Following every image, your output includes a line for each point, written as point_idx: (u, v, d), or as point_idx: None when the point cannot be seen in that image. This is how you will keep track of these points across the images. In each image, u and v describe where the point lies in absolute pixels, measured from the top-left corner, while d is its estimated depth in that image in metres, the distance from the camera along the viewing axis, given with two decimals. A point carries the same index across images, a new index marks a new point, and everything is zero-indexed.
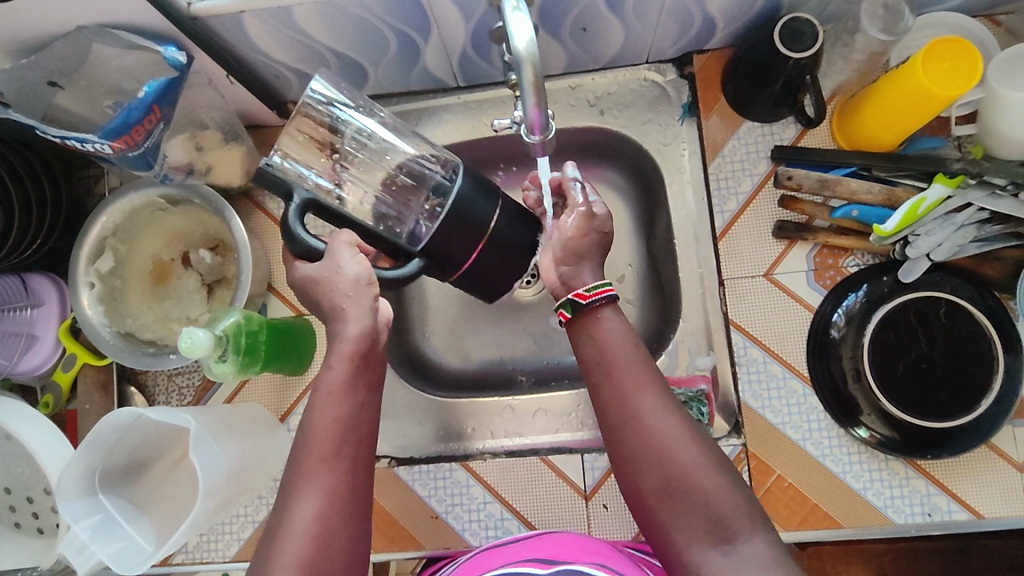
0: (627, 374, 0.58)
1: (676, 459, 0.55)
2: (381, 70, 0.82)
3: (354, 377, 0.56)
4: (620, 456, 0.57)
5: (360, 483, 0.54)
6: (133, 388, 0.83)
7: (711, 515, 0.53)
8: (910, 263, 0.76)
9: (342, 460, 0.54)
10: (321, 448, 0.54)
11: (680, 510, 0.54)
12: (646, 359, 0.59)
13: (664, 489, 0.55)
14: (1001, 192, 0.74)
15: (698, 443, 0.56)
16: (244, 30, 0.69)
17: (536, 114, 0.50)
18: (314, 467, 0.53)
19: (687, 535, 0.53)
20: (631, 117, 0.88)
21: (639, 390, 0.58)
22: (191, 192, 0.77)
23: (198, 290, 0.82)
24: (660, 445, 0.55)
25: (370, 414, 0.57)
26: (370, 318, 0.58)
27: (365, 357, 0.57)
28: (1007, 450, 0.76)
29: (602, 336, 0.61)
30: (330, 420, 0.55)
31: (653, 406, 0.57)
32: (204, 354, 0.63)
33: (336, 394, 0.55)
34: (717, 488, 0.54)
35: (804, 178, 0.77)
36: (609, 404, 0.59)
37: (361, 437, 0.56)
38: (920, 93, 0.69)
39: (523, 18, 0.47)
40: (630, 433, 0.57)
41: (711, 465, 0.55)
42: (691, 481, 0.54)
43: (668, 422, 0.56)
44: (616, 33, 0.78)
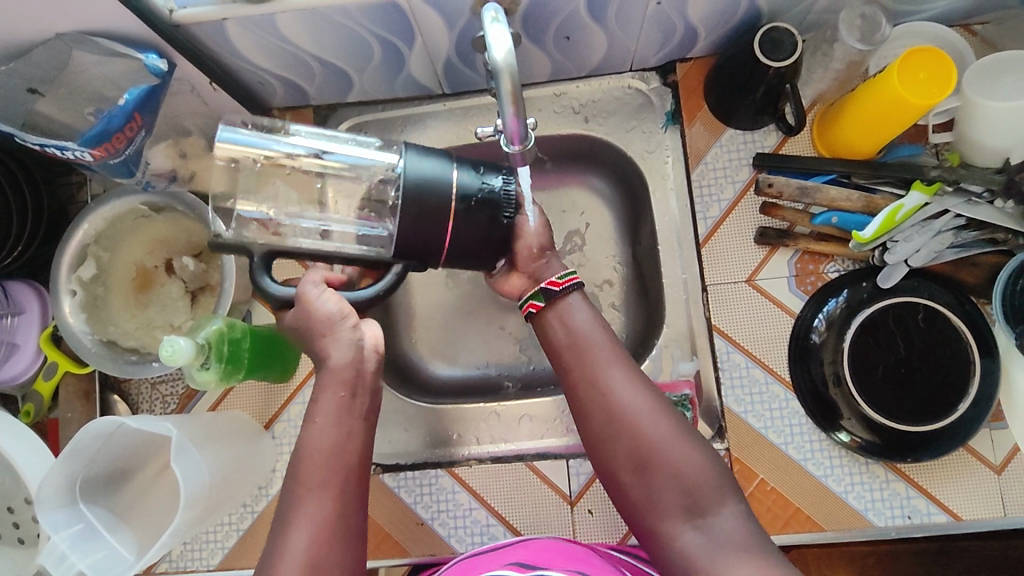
0: (598, 353, 0.63)
1: (646, 431, 0.59)
2: (366, 78, 0.83)
3: (344, 407, 0.59)
4: (594, 433, 0.61)
5: (348, 509, 0.57)
6: (116, 397, 0.82)
7: (683, 487, 0.57)
8: (889, 269, 0.77)
9: (329, 489, 0.57)
10: (311, 474, 0.57)
11: (652, 483, 0.58)
12: (614, 341, 0.64)
13: (636, 460, 0.59)
14: (977, 198, 0.75)
15: (666, 416, 0.60)
16: (227, 36, 0.69)
17: (515, 125, 0.50)
18: (306, 498, 0.56)
19: (660, 508, 0.57)
20: (615, 125, 0.88)
21: (609, 367, 0.62)
22: (173, 200, 0.76)
23: (181, 297, 0.81)
24: (631, 417, 0.60)
25: (359, 444, 0.59)
26: (353, 349, 0.61)
27: (350, 386, 0.60)
28: (985, 454, 0.77)
29: (570, 319, 0.65)
30: (319, 449, 0.58)
31: (623, 381, 0.61)
32: (186, 362, 0.63)
33: (325, 422, 0.59)
34: (686, 458, 0.58)
35: (784, 185, 0.78)
36: (581, 384, 0.63)
37: (351, 467, 0.58)
38: (898, 102, 0.70)
39: (501, 29, 0.47)
40: (602, 406, 0.61)
41: (679, 436, 0.59)
42: (662, 453, 0.58)
43: (637, 395, 0.61)
44: (600, 41, 0.79)
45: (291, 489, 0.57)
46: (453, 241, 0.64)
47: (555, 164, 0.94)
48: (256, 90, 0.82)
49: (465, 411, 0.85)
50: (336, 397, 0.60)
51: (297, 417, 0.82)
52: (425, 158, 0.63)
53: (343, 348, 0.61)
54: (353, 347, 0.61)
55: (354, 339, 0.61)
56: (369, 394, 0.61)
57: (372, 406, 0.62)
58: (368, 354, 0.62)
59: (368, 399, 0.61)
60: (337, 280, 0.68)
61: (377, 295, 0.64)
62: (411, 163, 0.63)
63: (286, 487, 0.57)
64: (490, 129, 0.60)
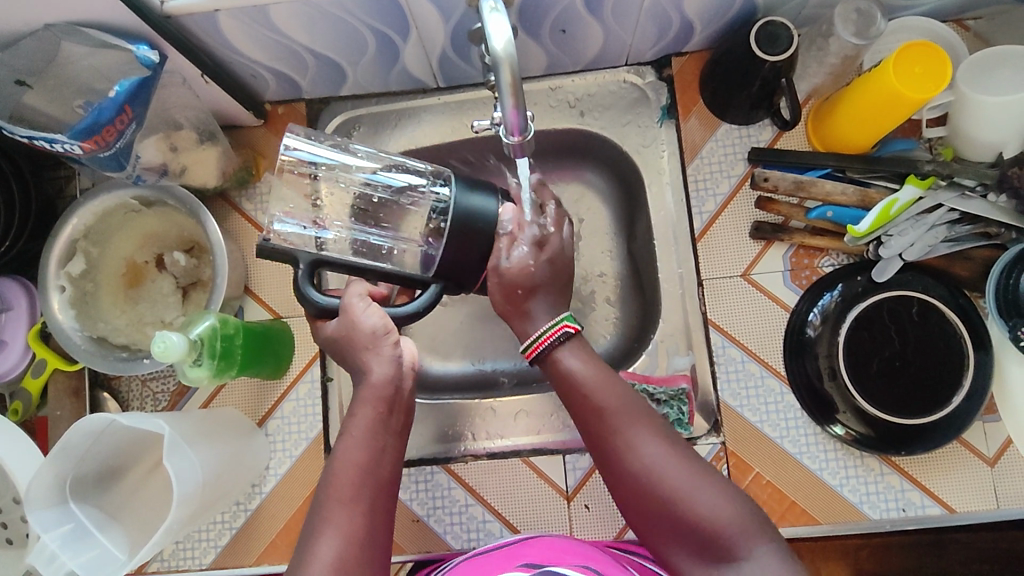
0: (609, 410, 0.59)
1: (667, 485, 0.55)
2: (360, 71, 0.82)
3: (379, 423, 0.57)
4: (617, 493, 0.59)
5: (380, 526, 0.54)
6: (106, 394, 0.80)
7: (708, 539, 0.54)
8: (883, 262, 0.77)
9: (361, 504, 0.54)
10: (341, 486, 0.54)
11: (678, 537, 0.55)
12: (620, 389, 0.60)
13: (659, 518, 0.56)
14: (971, 192, 0.76)
15: (685, 466, 0.56)
16: (219, 28, 0.68)
17: (514, 118, 0.49)
18: (338, 512, 0.53)
19: (690, 560, 0.54)
20: (611, 119, 0.88)
21: (619, 422, 0.59)
22: (165, 193, 0.75)
23: (173, 294, 0.80)
24: (648, 474, 0.56)
25: (390, 461, 0.57)
26: (393, 365, 0.60)
27: (385, 402, 0.58)
28: (978, 446, 0.77)
29: (575, 379, 0.61)
30: (354, 463, 0.55)
31: (635, 434, 0.58)
32: (178, 358, 0.61)
33: (361, 434, 0.57)
34: (710, 509, 0.54)
35: (780, 180, 0.78)
36: (595, 444, 0.60)
37: (381, 481, 0.56)
38: (892, 95, 0.70)
39: (501, 19, 0.46)
40: (619, 468, 0.58)
41: (700, 485, 0.55)
42: (686, 507, 0.54)
43: (655, 449, 0.57)
44: (596, 35, 0.79)
45: (322, 500, 0.54)
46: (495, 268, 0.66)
47: (550, 158, 0.94)
48: (249, 83, 0.81)
49: (462, 407, 0.84)
50: (371, 413, 0.58)
51: (290, 414, 0.81)
52: (472, 192, 0.64)
53: (385, 365, 0.59)
54: (394, 364, 0.60)
55: (395, 356, 0.60)
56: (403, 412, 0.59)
57: (405, 424, 0.60)
58: (406, 371, 0.61)
59: (402, 417, 0.60)
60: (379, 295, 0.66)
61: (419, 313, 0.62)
62: (459, 196, 0.64)
63: (316, 497, 0.55)
64: (487, 122, 0.60)
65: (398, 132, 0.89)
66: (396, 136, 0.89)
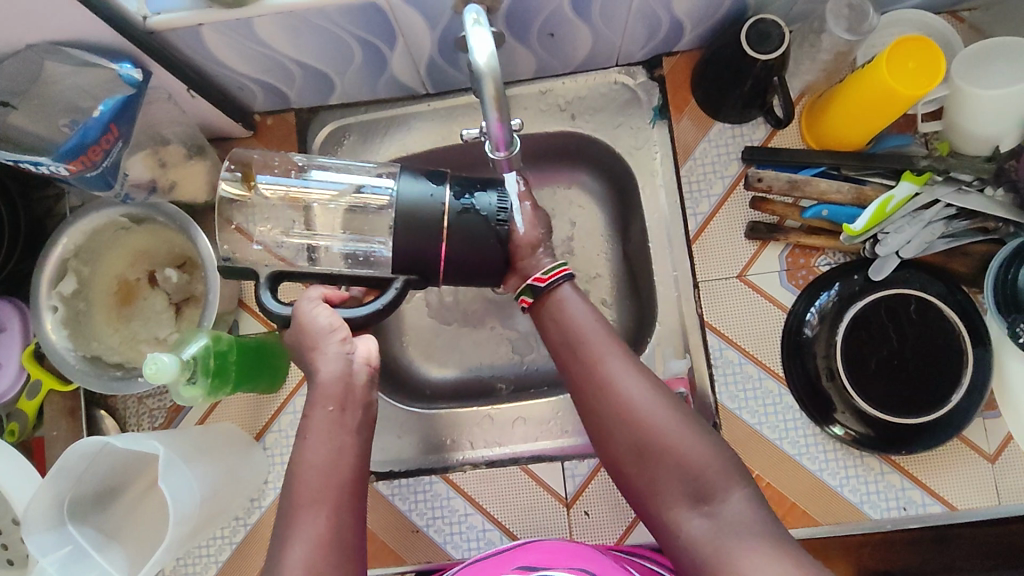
0: (598, 346, 0.61)
1: (650, 424, 0.58)
2: (347, 79, 0.81)
3: (335, 421, 0.56)
4: (596, 427, 0.60)
5: (348, 531, 0.53)
6: (102, 412, 0.80)
7: (687, 477, 0.56)
8: (880, 261, 0.77)
9: (323, 504, 0.53)
10: (302, 491, 0.53)
11: (656, 474, 0.57)
12: (609, 331, 0.63)
13: (641, 451, 0.58)
14: (968, 187, 0.76)
15: (669, 406, 0.59)
16: (203, 41, 0.67)
17: (500, 131, 0.48)
18: (302, 514, 0.52)
19: (667, 496, 0.57)
20: (603, 122, 0.87)
21: (608, 359, 0.61)
22: (153, 210, 0.75)
23: (166, 310, 0.80)
24: (633, 409, 0.59)
25: (351, 461, 0.55)
26: (343, 362, 0.57)
27: (338, 399, 0.56)
28: (978, 442, 0.77)
29: (569, 315, 0.63)
30: (310, 464, 0.54)
31: (623, 372, 0.60)
32: (171, 379, 0.61)
33: (319, 436, 0.55)
34: (691, 449, 0.57)
35: (774, 180, 0.78)
36: (579, 379, 0.61)
37: (345, 482, 0.55)
38: (884, 92, 0.69)
39: (483, 31, 0.45)
40: (605, 400, 0.59)
41: (683, 427, 0.58)
42: (668, 446, 0.57)
43: (641, 388, 0.59)
44: (584, 37, 0.78)
45: (287, 510, 0.53)
46: (450, 254, 0.64)
47: (543, 161, 0.93)
48: (236, 95, 0.81)
49: (459, 415, 0.84)
50: (323, 411, 0.56)
51: (288, 427, 0.81)
52: (416, 181, 0.65)
53: (333, 362, 0.57)
54: (344, 361, 0.58)
55: (346, 352, 0.58)
56: (357, 408, 0.57)
57: (365, 421, 0.58)
58: (358, 368, 0.58)
59: (359, 413, 0.57)
60: (335, 296, 0.67)
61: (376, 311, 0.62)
62: (404, 187, 0.65)
63: (280, 514, 0.54)
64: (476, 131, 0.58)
65: (389, 140, 0.88)
66: (386, 144, 0.88)
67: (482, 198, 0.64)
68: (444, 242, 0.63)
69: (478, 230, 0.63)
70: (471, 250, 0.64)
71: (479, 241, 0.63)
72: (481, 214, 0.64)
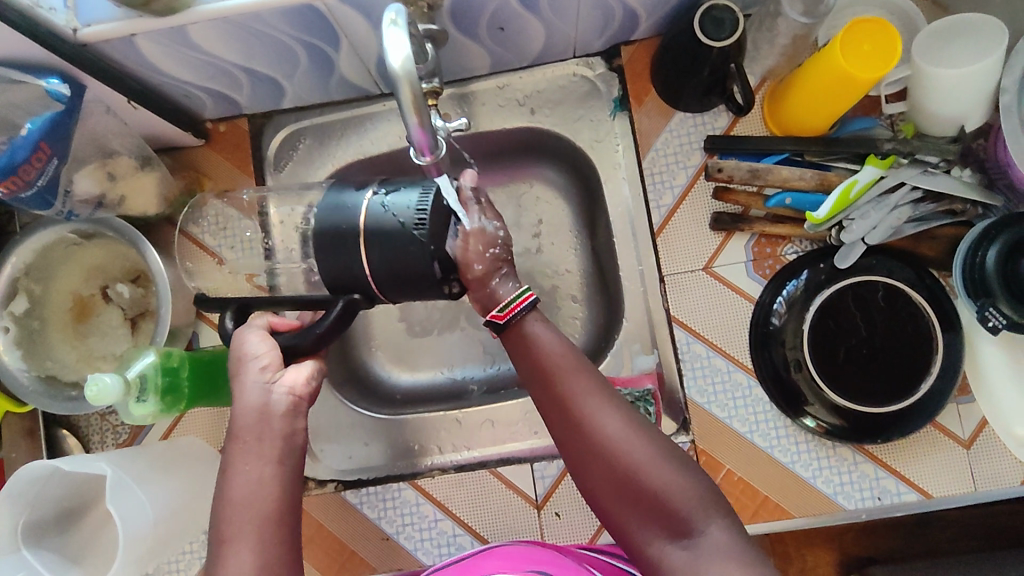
0: (569, 378, 0.59)
1: (627, 458, 0.55)
2: (296, 82, 0.79)
3: (251, 453, 0.55)
4: (574, 463, 0.58)
5: (275, 563, 0.51)
6: (65, 431, 0.79)
7: (665, 511, 0.54)
8: (846, 248, 0.75)
9: (247, 537, 0.52)
10: (225, 526, 0.52)
11: (634, 509, 0.55)
12: (581, 361, 0.60)
13: (617, 487, 0.55)
14: (934, 168, 0.74)
15: (645, 438, 0.56)
16: (139, 52, 0.65)
17: (422, 137, 0.47)
18: (226, 552, 0.51)
19: (647, 531, 0.54)
20: (563, 115, 0.85)
21: (582, 392, 0.58)
22: (101, 225, 0.74)
23: (122, 325, 0.79)
24: (610, 444, 0.56)
25: (273, 492, 0.54)
26: (262, 393, 0.57)
27: (256, 431, 0.56)
28: (952, 428, 0.76)
29: (539, 347, 0.61)
30: (232, 500, 0.54)
31: (597, 405, 0.58)
32: (114, 400, 0.61)
33: (241, 470, 0.54)
34: (669, 482, 0.54)
35: (735, 169, 0.76)
36: (554, 414, 0.59)
37: (268, 512, 0.53)
38: (841, 76, 0.67)
39: (399, 33, 0.43)
40: (578, 435, 0.57)
41: (660, 459, 0.55)
42: (647, 481, 0.54)
43: (615, 421, 0.57)
44: (536, 30, 0.76)
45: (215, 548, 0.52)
46: (375, 264, 0.62)
47: (505, 158, 0.91)
48: (183, 103, 0.78)
49: (427, 420, 0.83)
50: (240, 445, 0.55)
51: None
52: (342, 193, 0.66)
53: (253, 393, 0.57)
54: (264, 392, 0.58)
55: (267, 382, 0.58)
56: (275, 437, 0.56)
57: (289, 450, 0.56)
58: (279, 398, 0.58)
59: (280, 443, 0.56)
60: (284, 325, 0.64)
61: (318, 331, 0.62)
62: (329, 198, 0.66)
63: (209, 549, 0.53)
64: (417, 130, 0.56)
65: (345, 142, 0.87)
66: (343, 147, 0.86)
67: (400, 201, 0.63)
68: (363, 253, 0.62)
69: (400, 236, 0.61)
70: (393, 261, 0.61)
71: (399, 249, 0.61)
72: (398, 219, 0.61)
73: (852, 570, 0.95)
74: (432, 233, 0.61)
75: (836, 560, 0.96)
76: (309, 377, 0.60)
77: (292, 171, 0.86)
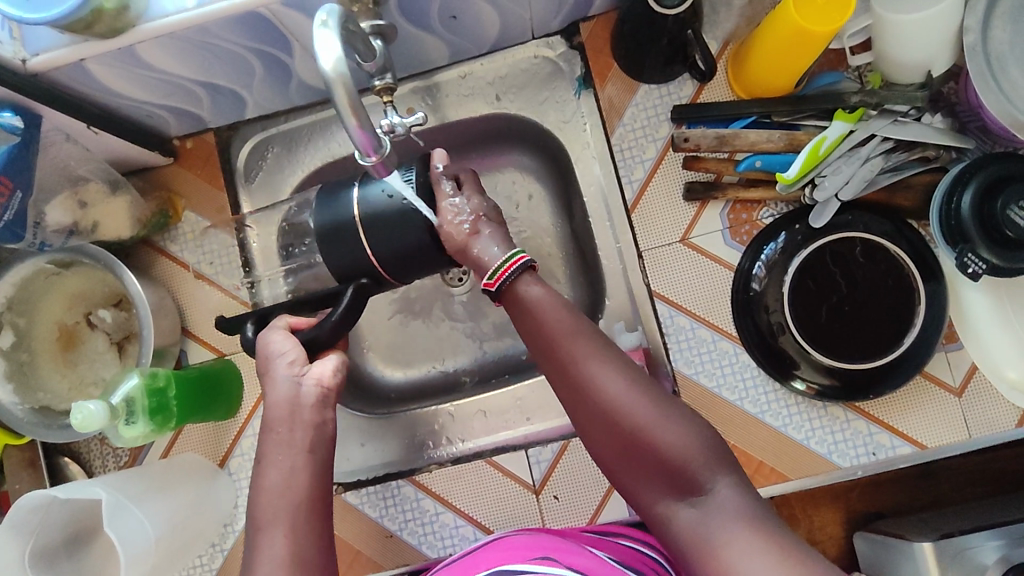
0: (570, 342, 0.59)
1: (631, 420, 0.56)
2: (256, 92, 0.79)
3: (285, 441, 0.58)
4: (579, 425, 0.59)
5: (305, 553, 0.55)
6: (67, 459, 0.80)
7: (669, 468, 0.54)
8: (821, 206, 0.74)
9: (280, 523, 0.55)
10: (260, 515, 0.56)
11: (642, 469, 0.56)
12: (580, 323, 0.61)
13: (623, 447, 0.56)
14: (905, 117, 0.73)
15: (647, 398, 0.57)
16: (92, 75, 0.65)
17: (365, 139, 0.47)
18: (262, 537, 0.55)
19: (654, 492, 0.55)
20: (528, 99, 0.85)
21: (584, 355, 0.59)
22: (77, 253, 0.74)
23: (108, 350, 0.79)
24: (613, 405, 0.56)
25: (306, 479, 0.58)
26: (293, 386, 0.60)
27: (287, 420, 0.59)
28: (942, 377, 0.76)
29: (537, 310, 0.61)
30: (267, 488, 0.57)
31: (600, 368, 0.58)
32: (101, 425, 0.62)
33: (274, 460, 0.58)
34: (674, 439, 0.55)
35: (701, 138, 0.76)
36: (557, 378, 0.60)
37: (302, 498, 0.57)
38: (798, 32, 0.66)
39: (330, 35, 0.44)
40: (582, 398, 0.58)
41: (663, 418, 0.56)
42: (651, 442, 0.55)
43: (619, 383, 0.57)
44: (489, 16, 0.75)
45: (252, 534, 0.56)
46: (378, 247, 0.66)
47: (478, 146, 0.91)
48: (146, 123, 0.78)
49: (421, 415, 0.84)
50: (274, 435, 0.59)
51: (249, 450, 0.80)
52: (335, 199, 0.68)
53: (283, 386, 0.60)
54: (293, 384, 0.60)
55: (296, 375, 0.61)
56: (305, 428, 0.59)
57: (319, 439, 0.59)
58: (308, 390, 0.60)
59: (310, 433, 0.59)
60: (304, 322, 0.66)
61: (330, 323, 0.64)
62: (324, 201, 0.69)
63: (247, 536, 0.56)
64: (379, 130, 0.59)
65: (315, 148, 0.86)
66: (312, 152, 0.86)
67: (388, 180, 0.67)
68: (363, 238, 0.66)
69: (395, 213, 0.65)
70: (390, 237, 0.66)
71: (399, 226, 0.65)
72: (389, 195, 0.66)
73: (860, 526, 0.96)
74: (422, 199, 0.65)
75: (843, 519, 0.96)
76: (336, 369, 0.62)
77: (263, 181, 0.86)
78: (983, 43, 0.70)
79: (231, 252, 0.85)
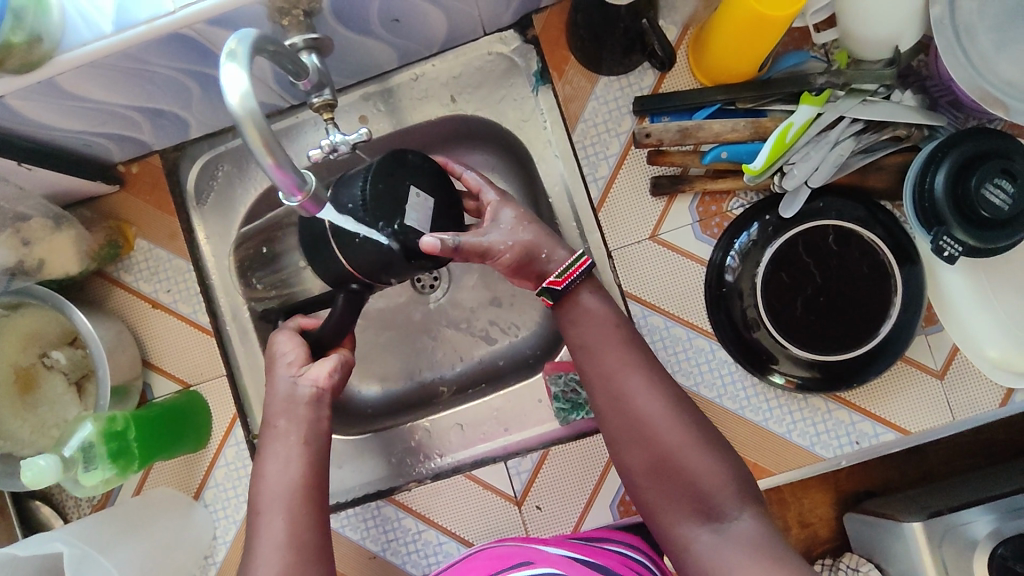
0: (616, 356, 0.63)
1: (665, 438, 0.60)
2: (197, 112, 0.75)
3: (286, 430, 0.63)
4: (611, 435, 0.63)
5: (303, 537, 0.59)
6: (38, 501, 0.79)
7: (695, 491, 0.58)
8: (791, 195, 0.72)
9: (277, 511, 0.60)
10: (261, 501, 0.60)
11: (670, 490, 0.59)
12: (627, 337, 0.64)
13: (654, 464, 0.60)
14: (874, 96, 0.70)
15: (684, 423, 0.60)
16: (14, 111, 0.61)
17: (285, 177, 0.45)
18: (262, 520, 0.59)
19: (674, 511, 0.59)
20: (485, 99, 0.82)
21: (627, 371, 0.63)
22: (23, 295, 0.71)
23: (67, 390, 0.76)
24: (649, 422, 0.61)
25: (300, 467, 0.62)
26: (290, 385, 0.64)
27: (286, 415, 0.64)
28: (925, 361, 0.74)
29: (586, 321, 0.65)
30: (267, 476, 0.62)
31: (641, 384, 0.62)
32: (54, 480, 0.61)
33: (273, 452, 0.63)
34: (704, 469, 0.59)
35: (663, 132, 0.73)
36: (597, 387, 0.63)
37: (296, 491, 0.61)
38: (752, 17, 0.62)
39: (236, 70, 0.43)
40: (621, 411, 0.62)
41: (697, 445, 0.60)
42: (682, 464, 0.59)
43: (658, 402, 0.61)
44: (435, 17, 0.71)
45: (252, 518, 0.61)
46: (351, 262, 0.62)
47: (439, 149, 0.87)
48: (85, 152, 0.75)
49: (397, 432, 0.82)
50: (273, 428, 0.64)
51: (224, 480, 0.78)
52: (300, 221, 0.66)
53: (281, 385, 0.64)
54: (291, 383, 0.65)
55: (294, 376, 0.65)
56: (300, 422, 0.63)
57: (314, 433, 0.64)
58: (304, 389, 0.64)
59: (305, 427, 0.63)
60: (312, 323, 0.70)
61: (332, 321, 0.66)
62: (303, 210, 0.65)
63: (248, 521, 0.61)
64: (318, 151, 0.58)
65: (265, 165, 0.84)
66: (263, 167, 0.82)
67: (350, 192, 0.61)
68: (337, 250, 0.62)
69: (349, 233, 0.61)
70: (350, 254, 0.61)
71: (350, 243, 0.61)
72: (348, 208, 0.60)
73: (849, 507, 0.95)
74: (376, 211, 0.60)
75: (833, 500, 0.95)
76: (332, 369, 0.65)
77: (216, 202, 0.82)
78: (950, 15, 0.66)
79: (189, 278, 0.81)
